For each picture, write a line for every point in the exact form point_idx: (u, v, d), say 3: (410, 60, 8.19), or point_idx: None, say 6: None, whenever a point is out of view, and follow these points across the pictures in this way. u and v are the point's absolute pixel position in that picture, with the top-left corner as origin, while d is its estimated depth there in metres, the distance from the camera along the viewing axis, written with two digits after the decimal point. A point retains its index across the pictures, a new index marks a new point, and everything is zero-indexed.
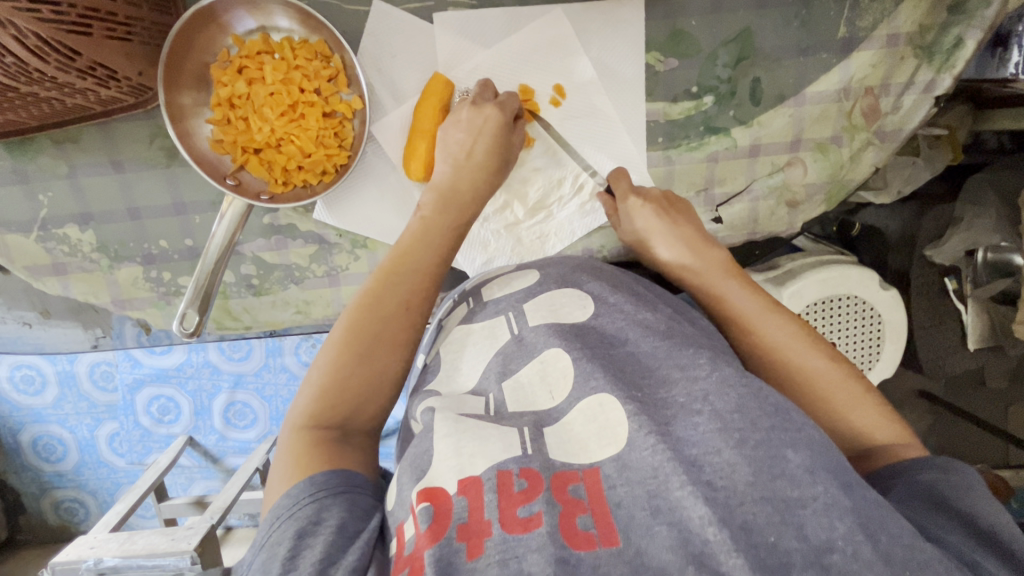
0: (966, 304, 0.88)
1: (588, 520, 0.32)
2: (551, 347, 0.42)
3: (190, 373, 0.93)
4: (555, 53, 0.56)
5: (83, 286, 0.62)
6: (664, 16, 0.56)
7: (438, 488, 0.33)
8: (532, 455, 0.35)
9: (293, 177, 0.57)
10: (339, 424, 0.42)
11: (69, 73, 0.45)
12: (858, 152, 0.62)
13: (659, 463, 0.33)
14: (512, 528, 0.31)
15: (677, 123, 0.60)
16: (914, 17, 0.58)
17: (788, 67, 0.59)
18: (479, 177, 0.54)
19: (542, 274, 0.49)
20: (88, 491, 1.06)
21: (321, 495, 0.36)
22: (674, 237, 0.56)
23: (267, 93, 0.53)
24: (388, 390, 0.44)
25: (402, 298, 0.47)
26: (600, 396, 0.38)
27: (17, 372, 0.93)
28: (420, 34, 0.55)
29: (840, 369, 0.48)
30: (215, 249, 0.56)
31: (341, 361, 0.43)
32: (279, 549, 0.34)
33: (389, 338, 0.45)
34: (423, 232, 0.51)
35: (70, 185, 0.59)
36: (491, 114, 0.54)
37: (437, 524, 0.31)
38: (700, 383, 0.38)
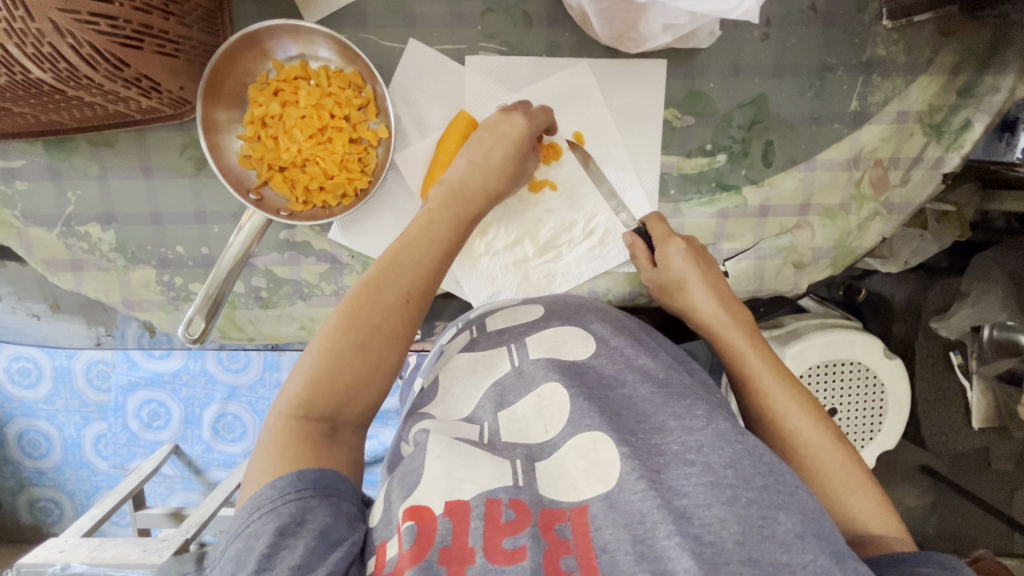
0: (971, 380, 0.88)
1: (572, 562, 0.32)
2: (550, 381, 0.42)
3: (185, 379, 0.95)
4: (577, 103, 0.59)
5: (96, 283, 0.63)
6: (683, 76, 0.59)
7: (423, 507, 0.33)
8: (523, 486, 0.35)
9: (313, 197, 0.59)
10: (327, 415, 0.41)
11: (116, 82, 0.47)
12: (865, 221, 0.63)
13: (648, 509, 0.33)
14: (497, 558, 0.31)
15: (689, 178, 0.62)
16: (924, 97, 0.60)
17: (800, 133, 0.61)
18: (492, 178, 0.54)
19: (546, 308, 0.49)
20: (65, 492, 1.08)
21: (307, 493, 0.37)
22: (698, 287, 0.57)
23: (299, 115, 0.56)
24: (378, 387, 0.43)
25: (401, 290, 0.45)
26: (594, 434, 0.38)
27: (15, 363, 0.94)
28: (450, 74, 0.58)
29: (841, 451, 0.48)
30: (229, 259, 0.58)
31: (336, 350, 0.42)
32: (257, 543, 0.34)
33: (385, 331, 0.44)
34: (427, 225, 0.50)
35: (98, 185, 0.60)
36: (516, 121, 0.55)
37: (419, 546, 0.31)
38: (695, 434, 0.38)
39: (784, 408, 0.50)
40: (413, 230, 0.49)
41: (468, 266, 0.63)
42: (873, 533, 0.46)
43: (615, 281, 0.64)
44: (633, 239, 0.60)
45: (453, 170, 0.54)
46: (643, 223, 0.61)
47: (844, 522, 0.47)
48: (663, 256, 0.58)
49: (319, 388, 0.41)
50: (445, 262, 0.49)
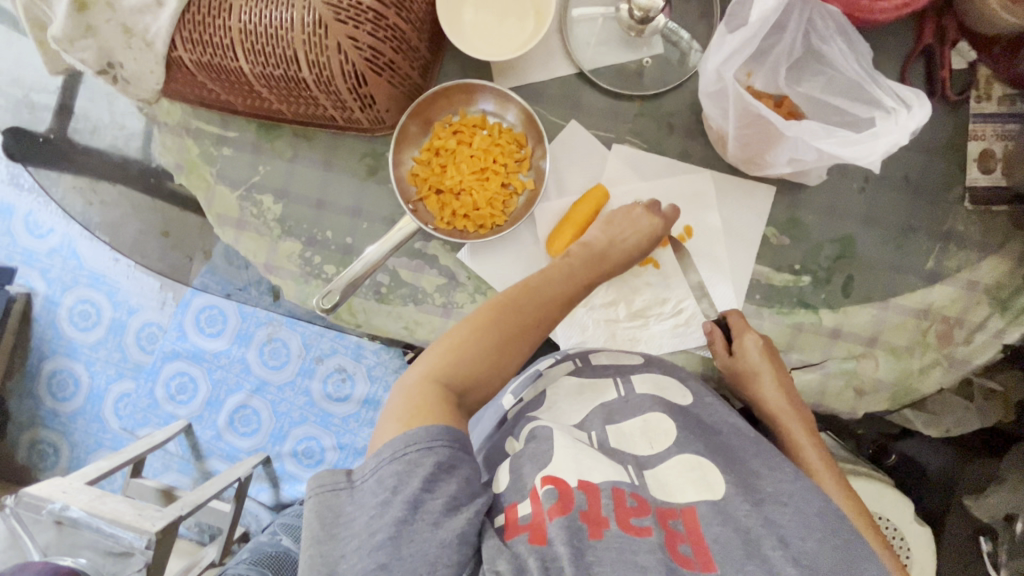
0: (999, 572, 0.86)
1: (687, 548, 0.44)
2: (655, 411, 0.53)
3: (223, 363, 1.18)
4: (693, 202, 0.70)
5: (250, 243, 0.73)
6: (786, 204, 0.69)
7: (559, 477, 0.45)
8: (639, 485, 0.47)
9: (457, 220, 0.69)
10: (457, 390, 0.51)
11: (353, 95, 0.61)
12: (927, 366, 0.69)
13: (752, 525, 0.45)
14: (627, 529, 0.44)
15: (776, 288, 0.70)
16: (993, 273, 0.68)
17: (879, 276, 0.69)
18: (623, 256, 0.65)
19: (646, 358, 0.57)
20: (68, 441, 1.24)
21: (455, 444, 0.44)
22: (777, 383, 0.66)
23: (469, 154, 0.68)
24: (496, 383, 0.54)
25: (535, 312, 0.57)
26: (698, 458, 0.50)
27: (78, 306, 1.23)
28: (596, 153, 0.70)
29: (888, 551, 0.55)
30: (364, 264, 0.67)
31: (478, 341, 0.53)
32: (418, 470, 0.42)
33: (516, 341, 0.55)
34: (566, 272, 0.61)
35: (286, 167, 0.72)
36: (651, 217, 0.66)
37: (563, 503, 0.44)
38: (786, 484, 0.49)
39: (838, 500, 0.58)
40: (556, 272, 0.61)
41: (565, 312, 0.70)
42: None
43: (690, 360, 0.72)
44: (711, 328, 0.68)
45: (589, 234, 0.66)
46: (726, 316, 0.68)
47: None
48: (743, 350, 0.65)
49: (458, 367, 0.51)
50: (568, 299, 0.61)
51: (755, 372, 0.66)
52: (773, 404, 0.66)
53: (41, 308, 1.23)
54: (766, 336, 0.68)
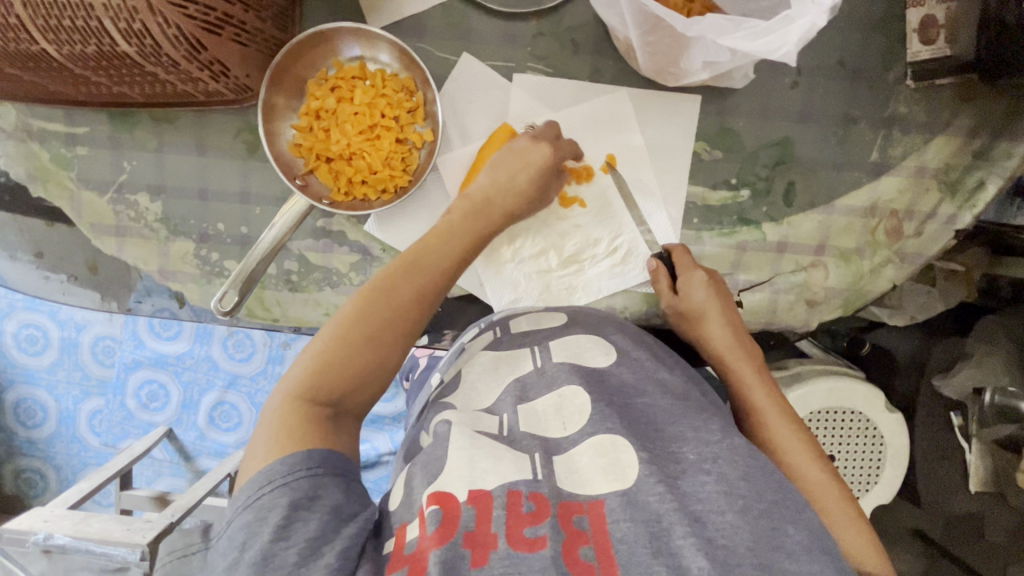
0: (971, 442, 0.94)
1: (590, 551, 0.40)
2: (571, 385, 0.51)
3: (190, 364, 1.23)
4: (614, 128, 0.62)
5: (136, 250, 0.65)
6: (715, 113, 0.62)
7: (447, 494, 0.42)
8: (541, 480, 0.44)
9: (355, 189, 0.62)
10: (332, 400, 0.46)
11: (192, 63, 0.51)
12: (878, 266, 0.65)
13: (664, 510, 0.42)
14: (518, 546, 0.40)
15: (713, 209, 0.64)
16: (942, 155, 0.63)
17: (822, 177, 0.64)
18: (515, 204, 0.58)
19: (569, 317, 0.58)
20: (52, 465, 1.34)
21: (317, 471, 0.42)
22: (721, 319, 0.60)
23: (352, 112, 0.60)
24: (381, 380, 0.49)
25: (414, 291, 0.50)
26: (614, 437, 0.46)
27: (22, 331, 1.27)
28: (497, 89, 0.61)
29: (836, 486, 0.52)
30: (262, 248, 0.60)
31: (347, 339, 0.47)
32: (269, 515, 0.39)
33: (395, 331, 0.49)
34: (446, 236, 0.54)
35: (154, 158, 0.64)
36: (541, 150, 0.57)
37: (445, 528, 0.40)
38: (711, 446, 0.46)
39: (784, 440, 0.55)
40: (435, 238, 0.54)
41: (493, 270, 0.65)
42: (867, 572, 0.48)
43: (633, 300, 0.67)
44: (657, 266, 0.61)
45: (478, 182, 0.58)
46: (665, 249, 0.62)
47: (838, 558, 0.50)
48: (687, 288, 0.60)
49: (327, 374, 0.46)
50: (457, 266, 0.54)
51: (701, 310, 0.60)
52: (717, 343, 0.61)
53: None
54: (711, 269, 0.63)
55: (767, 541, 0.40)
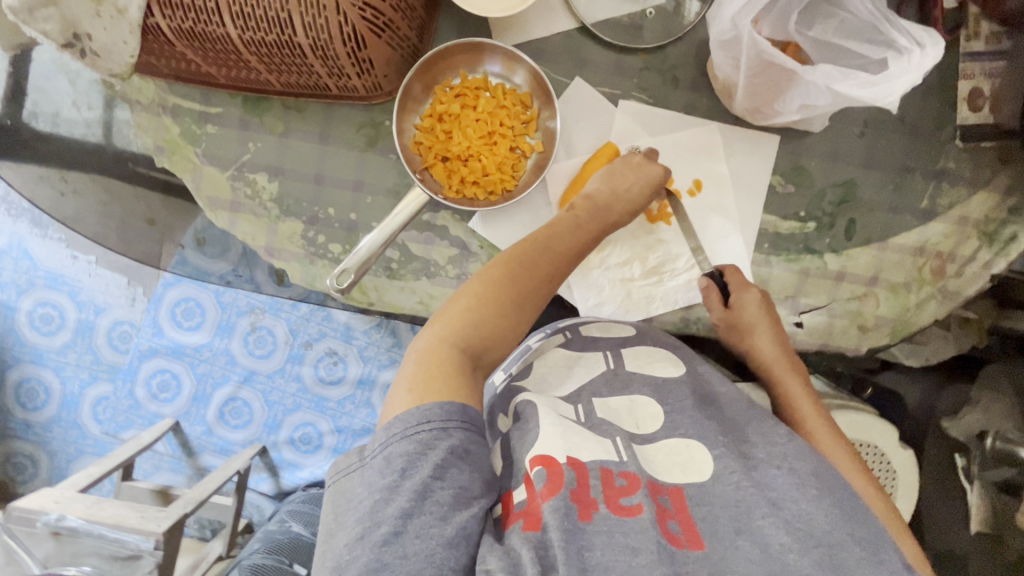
0: (973, 483, 1.01)
1: (676, 525, 0.49)
2: (644, 395, 0.62)
3: (206, 356, 1.22)
4: (702, 155, 0.69)
5: (247, 226, 0.69)
6: (791, 152, 0.70)
7: (549, 457, 0.50)
8: (627, 461, 0.53)
9: (466, 188, 0.67)
10: (471, 353, 0.55)
11: (350, 58, 0.57)
12: (923, 301, 0.73)
13: (742, 497, 0.52)
14: (616, 510, 0.49)
15: (782, 236, 0.71)
16: (983, 208, 0.72)
17: (878, 217, 0.72)
18: (627, 211, 0.65)
19: (638, 331, 0.67)
20: (46, 450, 1.31)
21: (470, 426, 0.49)
22: (773, 333, 0.69)
23: (475, 118, 0.66)
24: (510, 340, 0.58)
25: (543, 273, 0.60)
26: (687, 440, 0.57)
27: (39, 309, 1.26)
28: (604, 111, 0.68)
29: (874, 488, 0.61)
30: (362, 254, 0.65)
31: (486, 299, 0.56)
32: (432, 453, 0.46)
33: (527, 306, 0.59)
34: (569, 229, 0.63)
35: (279, 142, 0.68)
36: (655, 170, 0.65)
37: (551, 484, 0.48)
38: (780, 446, 0.57)
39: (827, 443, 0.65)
40: (565, 230, 0.62)
41: (581, 274, 0.70)
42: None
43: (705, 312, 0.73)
44: (708, 284, 0.69)
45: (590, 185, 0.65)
46: (721, 270, 0.70)
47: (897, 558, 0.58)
48: (741, 303, 0.68)
49: (468, 326, 0.55)
50: (571, 260, 0.62)
51: (752, 329, 0.69)
52: (767, 354, 0.71)
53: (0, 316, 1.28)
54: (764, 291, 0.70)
55: (841, 524, 0.50)
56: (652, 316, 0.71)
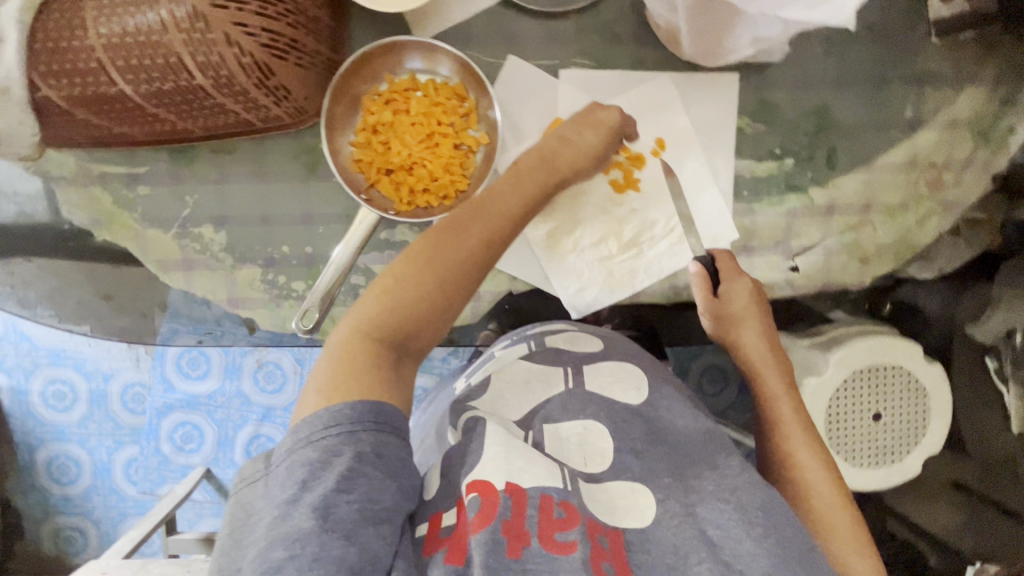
0: None
1: (611, 565, 0.47)
2: (598, 424, 0.58)
3: (220, 402, 1.24)
4: (659, 112, 0.64)
5: (205, 282, 0.66)
6: (755, 88, 0.65)
7: (485, 484, 0.49)
8: (570, 491, 0.51)
9: (418, 198, 0.63)
10: (393, 343, 0.51)
11: (260, 89, 0.53)
12: (923, 218, 0.68)
13: (680, 542, 0.50)
14: (549, 546, 0.46)
15: (761, 180, 0.67)
16: (972, 106, 0.66)
17: (861, 139, 0.66)
18: (580, 163, 0.60)
19: (605, 346, 0.67)
20: (91, 520, 1.33)
21: (383, 428, 0.46)
22: (760, 327, 0.68)
23: (410, 122, 0.61)
24: (439, 326, 0.54)
25: (481, 236, 0.55)
26: (633, 483, 0.54)
27: (49, 387, 1.25)
28: (545, 85, 0.63)
29: (841, 496, 0.61)
30: (333, 271, 0.61)
31: (413, 272, 0.52)
32: (336, 462, 0.43)
33: (462, 275, 0.54)
34: (512, 186, 0.58)
35: (216, 190, 0.64)
36: (613, 113, 0.61)
37: (484, 513, 0.47)
38: (729, 478, 0.55)
39: (800, 451, 0.63)
40: (506, 189, 0.58)
41: (557, 262, 0.67)
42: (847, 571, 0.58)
43: None
44: (700, 269, 0.63)
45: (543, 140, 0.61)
46: (711, 253, 0.65)
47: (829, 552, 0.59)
48: (731, 293, 0.65)
49: (388, 312, 0.51)
50: (512, 220, 0.57)
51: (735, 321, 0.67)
52: (752, 350, 0.68)
53: (11, 402, 1.27)
54: (755, 279, 0.68)
55: (780, 567, 0.49)
56: (638, 290, 0.68)
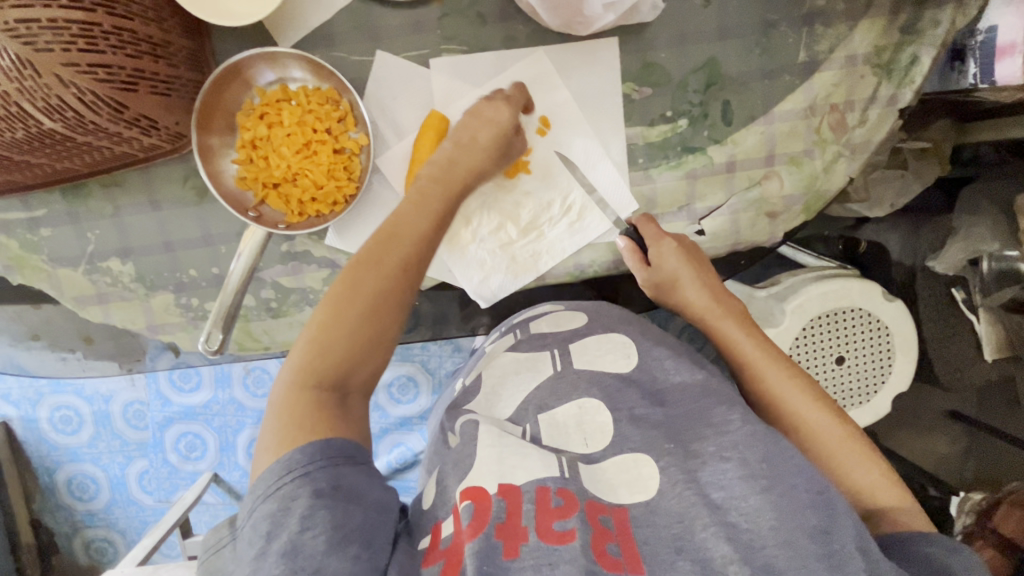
0: (977, 314, 0.94)
1: (616, 547, 0.47)
2: (594, 402, 0.59)
3: (217, 410, 1.20)
4: (539, 89, 0.63)
5: (122, 313, 0.68)
6: (635, 50, 0.62)
7: (477, 490, 0.50)
8: (567, 478, 0.51)
9: (307, 208, 0.63)
10: (335, 382, 0.50)
11: (118, 124, 0.53)
12: (830, 163, 0.65)
13: (684, 509, 0.50)
14: (548, 538, 0.46)
15: (655, 145, 0.64)
16: (869, 39, 0.62)
17: (754, 90, 0.64)
18: (483, 161, 0.60)
19: (589, 319, 0.67)
20: (116, 530, 1.33)
21: (336, 460, 0.46)
22: (699, 282, 0.66)
23: (285, 134, 0.61)
24: (381, 353, 0.52)
25: (397, 261, 0.53)
26: (635, 456, 0.54)
27: (57, 412, 1.23)
28: (417, 77, 0.62)
29: (841, 428, 0.59)
30: (234, 282, 0.62)
31: (337, 313, 0.50)
32: (294, 504, 0.43)
33: (391, 300, 0.52)
34: (418, 205, 0.57)
35: (114, 223, 0.66)
36: (500, 107, 0.60)
37: (477, 520, 0.48)
38: (729, 436, 0.54)
39: (782, 389, 0.61)
40: (410, 208, 0.56)
41: (457, 254, 0.66)
42: (875, 502, 0.57)
43: (599, 252, 0.68)
44: (628, 243, 0.66)
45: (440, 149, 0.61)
46: (632, 223, 0.66)
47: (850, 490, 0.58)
48: (659, 258, 0.64)
49: (319, 354, 0.49)
50: (426, 239, 0.55)
51: (678, 277, 0.65)
52: (700, 305, 0.67)
53: (23, 430, 1.25)
54: (680, 235, 0.67)
55: (790, 520, 0.47)
56: (543, 272, 0.68)
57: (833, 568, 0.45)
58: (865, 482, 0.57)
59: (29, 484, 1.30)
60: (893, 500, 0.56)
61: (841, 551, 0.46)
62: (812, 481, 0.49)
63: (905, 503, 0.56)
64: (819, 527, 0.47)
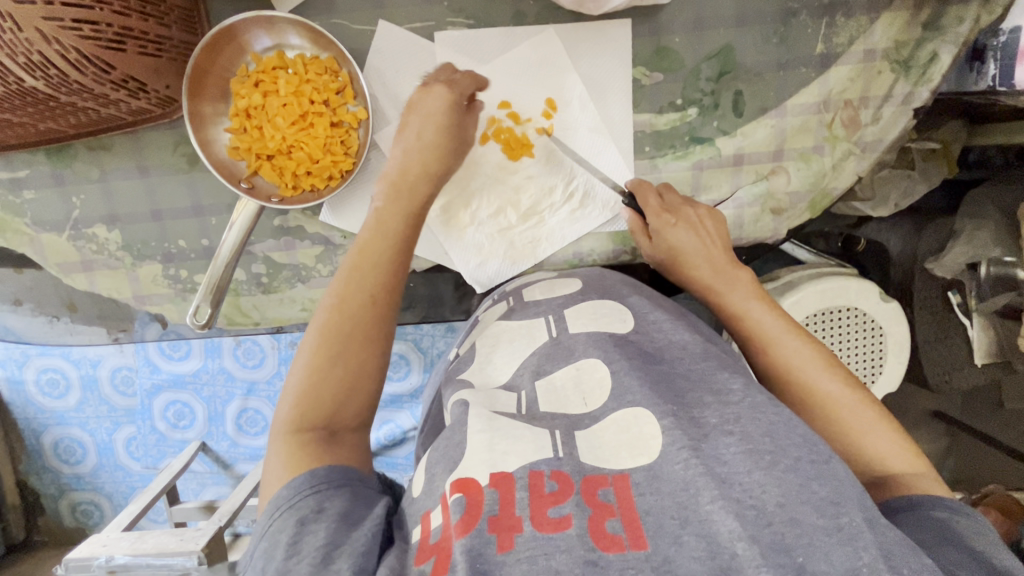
0: (971, 318, 0.92)
1: (617, 524, 0.41)
2: (589, 359, 0.53)
3: (206, 380, 1.18)
4: (546, 70, 0.61)
5: (107, 281, 0.66)
6: (650, 33, 0.60)
7: (467, 480, 0.43)
8: (563, 459, 0.45)
9: (302, 182, 0.61)
10: (324, 423, 0.49)
11: (105, 85, 0.50)
12: (840, 161, 0.64)
13: (690, 477, 0.42)
14: (543, 526, 0.40)
15: (663, 133, 0.63)
16: (890, 34, 0.60)
17: (768, 80, 0.62)
18: (430, 156, 0.57)
19: (583, 283, 0.62)
20: (103, 494, 1.32)
21: (320, 487, 0.45)
22: (704, 255, 0.61)
23: (281, 104, 0.58)
24: (368, 381, 0.51)
25: (366, 294, 0.52)
26: (635, 410, 0.48)
27: (45, 376, 1.20)
28: (421, 51, 0.60)
29: (853, 394, 0.55)
30: (226, 253, 0.61)
31: (318, 363, 0.49)
32: (281, 536, 0.42)
33: (359, 335, 0.51)
34: (381, 226, 0.56)
35: (101, 188, 0.64)
36: (438, 93, 0.57)
37: (468, 516, 0.40)
38: (732, 407, 0.47)
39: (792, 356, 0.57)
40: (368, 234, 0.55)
41: (455, 237, 0.65)
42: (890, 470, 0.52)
43: (598, 241, 0.67)
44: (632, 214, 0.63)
45: (393, 160, 0.58)
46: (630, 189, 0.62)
47: (866, 461, 0.54)
48: (664, 229, 0.60)
49: (307, 401, 0.48)
50: (396, 263, 0.55)
51: (678, 249, 0.61)
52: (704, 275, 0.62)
53: (10, 392, 1.23)
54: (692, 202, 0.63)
55: (796, 495, 0.40)
56: (542, 259, 0.67)
57: (844, 543, 0.38)
58: (878, 449, 0.53)
59: (15, 446, 1.29)
60: (904, 466, 0.52)
61: (851, 525, 0.39)
62: (816, 451, 0.44)
63: (917, 469, 0.52)
64: (827, 498, 0.41)
